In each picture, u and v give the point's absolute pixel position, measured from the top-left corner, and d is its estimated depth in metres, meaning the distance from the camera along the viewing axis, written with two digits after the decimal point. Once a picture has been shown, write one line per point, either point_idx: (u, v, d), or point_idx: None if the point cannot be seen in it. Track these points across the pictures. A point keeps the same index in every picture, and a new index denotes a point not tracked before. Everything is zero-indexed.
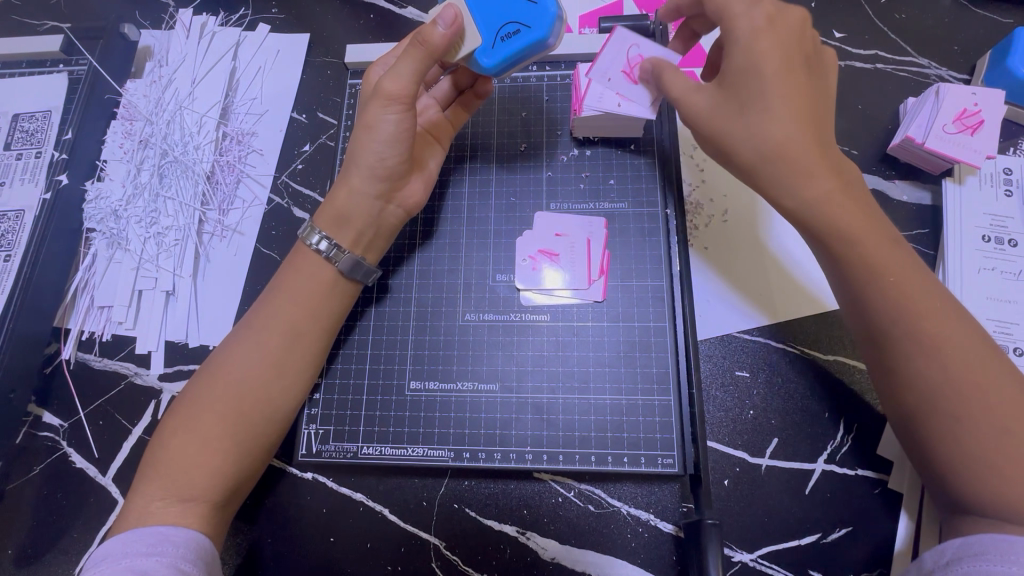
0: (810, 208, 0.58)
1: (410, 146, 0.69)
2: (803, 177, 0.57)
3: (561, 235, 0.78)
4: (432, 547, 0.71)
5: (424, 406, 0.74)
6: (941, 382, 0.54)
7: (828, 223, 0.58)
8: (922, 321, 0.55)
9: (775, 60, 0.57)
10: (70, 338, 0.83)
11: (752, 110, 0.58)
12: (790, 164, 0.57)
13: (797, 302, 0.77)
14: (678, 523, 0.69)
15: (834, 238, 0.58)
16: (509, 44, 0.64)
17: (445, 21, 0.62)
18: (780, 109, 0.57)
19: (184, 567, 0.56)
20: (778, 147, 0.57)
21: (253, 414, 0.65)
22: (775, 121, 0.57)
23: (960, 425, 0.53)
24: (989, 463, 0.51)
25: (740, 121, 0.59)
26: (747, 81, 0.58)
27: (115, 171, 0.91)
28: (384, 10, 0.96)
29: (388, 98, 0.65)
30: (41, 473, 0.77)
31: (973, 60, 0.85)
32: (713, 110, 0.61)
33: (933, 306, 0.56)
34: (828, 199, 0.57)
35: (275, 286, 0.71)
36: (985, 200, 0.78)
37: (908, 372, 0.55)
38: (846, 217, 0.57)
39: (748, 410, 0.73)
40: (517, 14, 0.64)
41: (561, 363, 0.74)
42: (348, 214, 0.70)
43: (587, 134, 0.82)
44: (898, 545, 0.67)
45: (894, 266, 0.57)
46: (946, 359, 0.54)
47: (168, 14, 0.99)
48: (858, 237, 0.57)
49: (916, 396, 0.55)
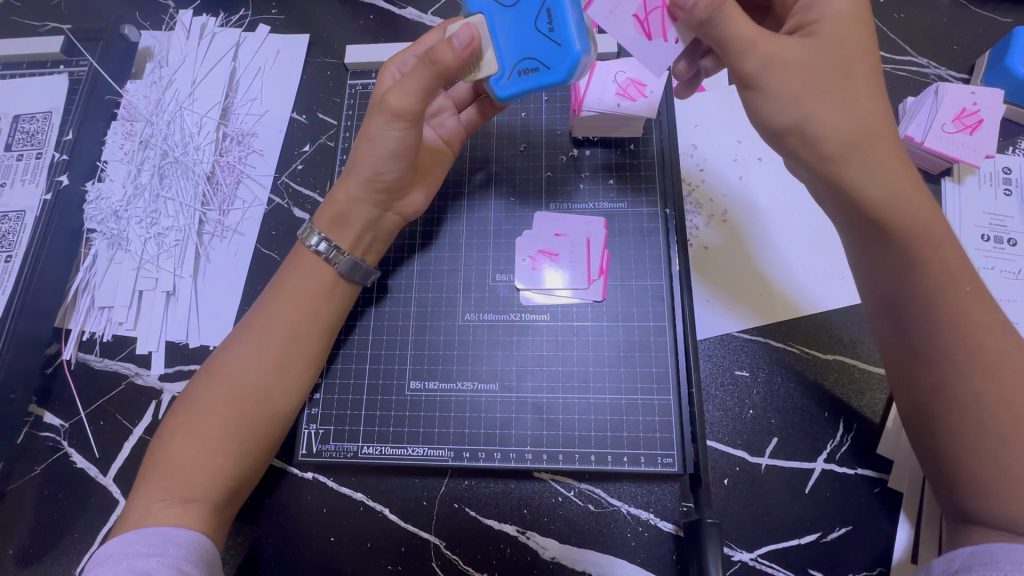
0: (894, 200, 0.54)
1: (412, 158, 0.69)
2: (886, 164, 0.54)
3: (560, 235, 0.78)
4: (433, 547, 0.71)
5: (424, 406, 0.74)
6: (992, 401, 0.52)
7: (907, 217, 0.54)
8: (978, 338, 0.53)
9: (862, 37, 0.55)
10: (71, 338, 0.83)
11: (850, 80, 0.55)
12: (875, 148, 0.54)
13: (793, 303, 0.77)
14: (677, 522, 0.69)
15: (902, 240, 0.55)
16: (525, 79, 0.63)
17: (460, 40, 0.60)
18: (867, 86, 0.55)
19: (184, 567, 0.56)
20: (870, 128, 0.54)
21: (253, 420, 0.65)
22: (863, 101, 0.54)
23: (985, 434, 0.52)
24: (1000, 469, 0.51)
25: (830, 91, 0.54)
26: (840, 50, 0.55)
27: (116, 171, 0.91)
28: (383, 11, 0.96)
29: (394, 114, 0.64)
30: (41, 473, 0.77)
31: (972, 60, 0.85)
32: (799, 74, 0.55)
33: (989, 323, 0.54)
34: (903, 190, 0.54)
35: (287, 295, 0.70)
36: (985, 199, 0.78)
37: (957, 390, 0.54)
38: (924, 214, 0.54)
39: (748, 410, 0.73)
40: (536, 50, 0.61)
41: (560, 363, 0.74)
42: (348, 216, 0.71)
43: (586, 134, 0.82)
44: (897, 550, 0.67)
45: (967, 275, 0.55)
46: (999, 378, 0.52)
47: (168, 15, 0.99)
48: (937, 236, 0.55)
49: (963, 414, 0.53)
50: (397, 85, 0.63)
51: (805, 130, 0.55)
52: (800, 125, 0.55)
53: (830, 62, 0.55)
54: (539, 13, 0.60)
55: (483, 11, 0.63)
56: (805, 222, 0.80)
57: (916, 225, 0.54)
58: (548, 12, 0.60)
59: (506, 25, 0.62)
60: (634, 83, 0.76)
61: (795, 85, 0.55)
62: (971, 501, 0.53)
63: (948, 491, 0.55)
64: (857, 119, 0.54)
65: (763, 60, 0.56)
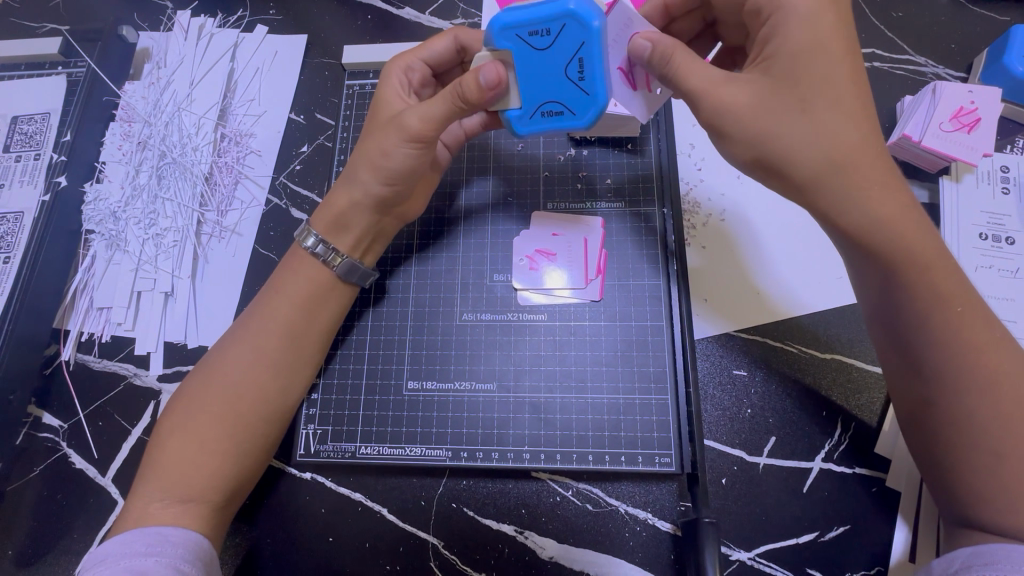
0: (877, 225, 0.53)
1: (417, 176, 0.70)
2: (866, 189, 0.53)
3: (557, 235, 0.78)
4: (431, 547, 0.71)
5: (422, 406, 0.74)
6: (992, 421, 0.52)
7: (895, 241, 0.53)
8: (978, 354, 0.53)
9: (825, 57, 0.54)
10: (69, 339, 0.83)
11: (808, 112, 0.54)
12: (851, 173, 0.53)
13: (793, 300, 0.77)
14: (675, 522, 0.69)
15: (897, 264, 0.54)
16: (549, 120, 0.63)
17: (487, 78, 0.58)
18: (835, 108, 0.54)
19: (183, 567, 0.56)
20: (842, 155, 0.53)
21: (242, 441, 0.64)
22: (834, 127, 0.53)
23: (981, 441, 0.52)
24: (998, 476, 0.52)
25: (793, 123, 0.54)
26: (802, 75, 0.54)
27: (114, 172, 0.91)
28: (381, 11, 0.96)
29: (411, 135, 0.65)
30: (40, 474, 0.77)
31: (971, 58, 0.85)
32: (760, 111, 0.55)
33: (989, 338, 0.54)
34: (886, 213, 0.53)
35: (276, 305, 0.69)
36: (983, 198, 0.78)
37: (956, 403, 0.54)
38: (912, 239, 0.53)
39: (745, 409, 0.73)
40: (563, 93, 0.60)
41: (558, 363, 0.74)
42: (349, 219, 0.71)
43: (583, 134, 0.82)
44: (895, 550, 0.66)
45: (962, 293, 0.54)
46: (999, 395, 0.52)
47: (166, 16, 0.99)
48: (926, 257, 0.54)
49: (964, 433, 0.53)
50: (417, 109, 0.64)
51: (774, 166, 0.55)
52: (766, 160, 0.55)
53: (796, 89, 0.54)
54: (570, 60, 0.58)
55: (510, 47, 0.59)
56: (803, 221, 0.80)
57: (910, 243, 0.53)
58: (579, 60, 0.58)
59: (533, 65, 0.60)
60: None
61: (757, 122, 0.55)
62: (972, 510, 0.53)
63: (947, 499, 0.55)
64: (826, 149, 0.53)
65: (717, 98, 0.56)
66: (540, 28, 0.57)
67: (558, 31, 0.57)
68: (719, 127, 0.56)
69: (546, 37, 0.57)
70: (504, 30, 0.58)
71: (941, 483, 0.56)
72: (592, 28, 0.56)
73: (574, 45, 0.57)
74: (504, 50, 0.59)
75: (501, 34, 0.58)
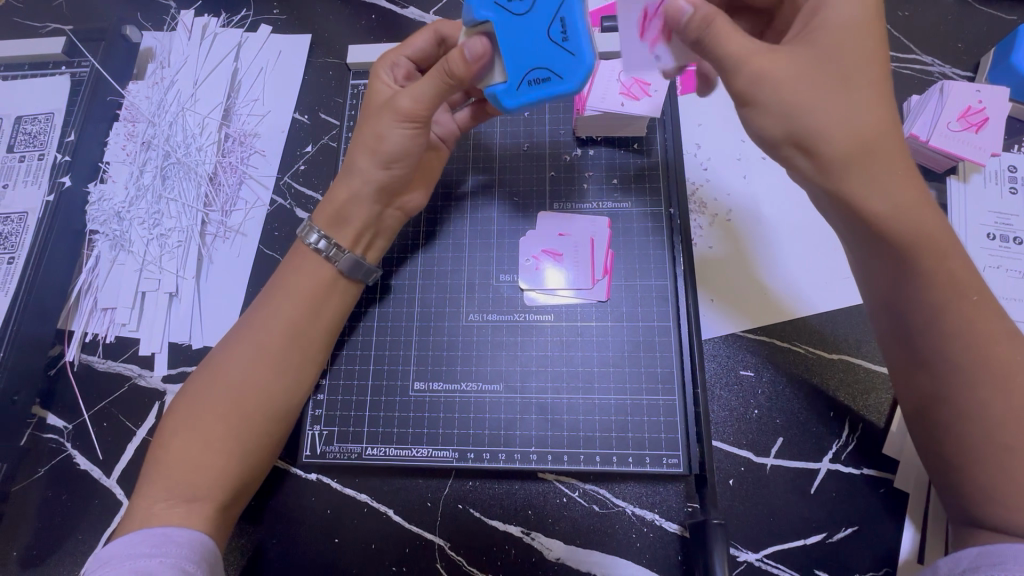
0: (897, 212, 0.53)
1: (415, 160, 0.70)
2: (890, 176, 0.53)
3: (563, 235, 0.78)
4: (437, 548, 0.71)
5: (428, 407, 0.74)
6: (1003, 415, 0.52)
7: (914, 228, 0.53)
8: (990, 345, 0.53)
9: (866, 39, 0.54)
10: (74, 340, 0.83)
11: (848, 93, 0.53)
12: (880, 158, 0.53)
13: (800, 301, 0.76)
14: (682, 523, 0.69)
15: (911, 252, 0.53)
16: (536, 90, 0.60)
17: (473, 51, 0.58)
18: (870, 93, 0.53)
19: (188, 567, 0.56)
20: (873, 139, 0.53)
21: (248, 437, 0.64)
22: (867, 111, 0.53)
23: (988, 438, 0.52)
24: (1005, 473, 0.52)
25: (830, 101, 0.53)
26: (838, 60, 0.54)
27: (117, 172, 0.91)
28: (386, 11, 0.96)
29: (405, 115, 0.65)
30: (45, 475, 0.77)
31: (977, 58, 0.85)
32: (799, 85, 0.53)
33: (1000, 331, 0.54)
34: (909, 206, 0.53)
35: (281, 301, 0.69)
36: (990, 198, 0.78)
37: (962, 401, 0.54)
38: (929, 221, 0.53)
39: (752, 410, 0.73)
40: (550, 58, 0.59)
41: (564, 363, 0.74)
42: (349, 214, 0.71)
43: (590, 134, 0.82)
44: (903, 550, 0.66)
45: (975, 284, 0.55)
46: (1010, 390, 0.52)
47: (170, 16, 0.99)
48: (939, 251, 0.53)
49: (973, 430, 0.53)
50: (408, 90, 0.65)
51: (806, 144, 0.54)
52: (798, 136, 0.54)
53: (831, 75, 0.53)
54: (553, 19, 0.59)
55: (491, 18, 0.58)
56: (810, 221, 0.80)
57: (925, 236, 0.53)
58: (562, 21, 0.59)
59: (515, 33, 0.59)
60: (638, 82, 0.77)
61: (795, 98, 0.53)
62: (978, 509, 0.53)
63: (954, 498, 0.55)
64: (859, 131, 0.52)
65: (756, 69, 0.54)
66: None
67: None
68: (750, 99, 0.55)
69: (524, 1, 0.58)
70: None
71: (948, 482, 0.56)
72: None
73: (554, 6, 0.58)
74: (484, 20, 0.58)
75: (479, 3, 0.58)
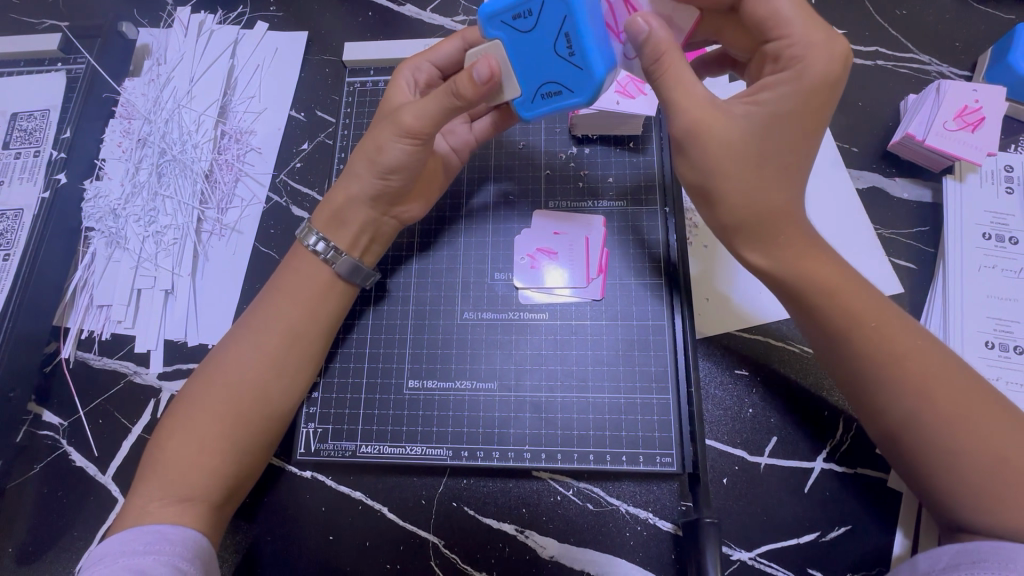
0: (779, 266, 0.58)
1: (415, 171, 0.70)
2: (778, 240, 0.57)
3: (559, 234, 0.78)
4: (431, 546, 0.71)
5: (422, 405, 0.74)
6: (930, 420, 0.53)
7: (796, 277, 0.57)
8: (900, 362, 0.55)
9: (799, 129, 0.56)
10: (70, 337, 0.83)
11: (761, 168, 0.56)
12: (775, 232, 0.57)
13: (783, 306, 0.76)
14: (676, 522, 0.69)
15: (804, 295, 0.58)
16: (551, 102, 0.62)
17: (480, 74, 0.58)
18: (780, 174, 0.56)
19: (181, 566, 0.56)
20: (768, 213, 0.57)
21: (255, 424, 0.65)
22: (771, 187, 0.56)
23: (927, 446, 0.53)
24: (956, 476, 0.52)
25: (742, 171, 0.56)
26: (770, 144, 0.55)
27: (113, 169, 0.90)
28: (383, 8, 0.96)
29: (406, 131, 0.65)
30: (41, 472, 0.77)
31: (974, 57, 0.85)
32: (723, 151, 0.55)
33: (911, 344, 0.55)
34: (799, 256, 0.58)
35: (250, 313, 0.71)
36: (986, 197, 0.78)
37: (897, 414, 0.54)
38: (816, 268, 0.57)
39: (747, 408, 0.73)
40: (558, 72, 0.60)
41: (559, 362, 0.74)
42: (346, 217, 0.71)
43: (586, 132, 0.82)
44: (895, 548, 0.66)
45: (872, 311, 0.56)
46: (935, 397, 0.53)
47: (166, 12, 0.99)
48: (835, 287, 0.57)
49: (913, 440, 0.54)
50: (412, 106, 0.64)
51: (711, 195, 0.58)
52: (704, 191, 0.58)
53: (760, 146, 0.55)
54: (558, 36, 0.57)
55: (500, 35, 0.60)
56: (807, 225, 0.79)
57: (817, 276, 0.57)
58: (567, 35, 0.57)
59: (526, 50, 0.59)
60: (634, 82, 0.77)
61: (712, 161, 0.56)
62: (956, 514, 0.53)
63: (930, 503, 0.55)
64: (760, 200, 0.56)
65: (690, 125, 0.56)
66: (522, 10, 0.57)
67: (541, 9, 0.56)
68: (680, 147, 0.57)
69: (529, 19, 0.57)
70: (491, 18, 0.59)
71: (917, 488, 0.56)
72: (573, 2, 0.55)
73: (557, 20, 0.56)
74: (494, 39, 0.60)
75: (489, 23, 0.59)
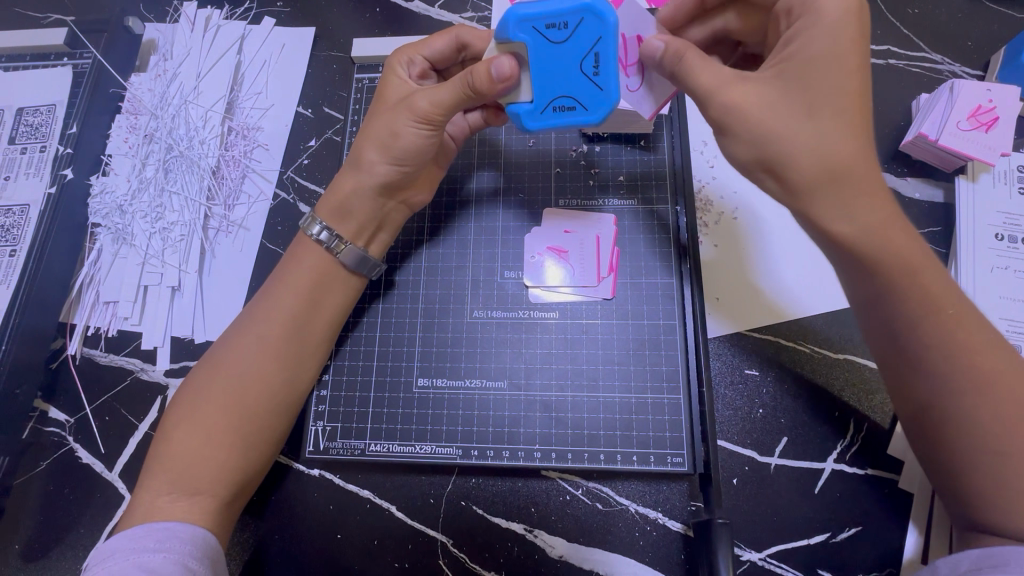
0: (862, 232, 0.53)
1: (425, 161, 0.70)
2: (849, 202, 0.53)
3: (569, 232, 0.78)
4: (440, 545, 0.71)
5: (432, 404, 0.74)
6: (988, 420, 0.52)
7: (876, 247, 0.53)
8: (970, 357, 0.54)
9: (841, 75, 0.53)
10: (76, 334, 0.83)
11: (813, 117, 0.53)
12: (848, 183, 0.53)
13: (795, 304, 0.76)
14: (686, 522, 0.69)
15: (882, 270, 0.54)
16: (558, 116, 0.60)
17: (500, 72, 0.58)
18: (839, 122, 0.53)
19: (192, 564, 0.56)
20: (840, 166, 0.53)
21: (259, 417, 0.65)
22: (835, 136, 0.53)
23: (979, 444, 0.53)
24: (997, 476, 0.52)
25: (790, 133, 0.53)
26: (815, 83, 0.54)
27: (119, 165, 0.90)
28: (390, 4, 0.95)
29: (421, 116, 0.65)
30: (47, 468, 0.77)
31: (986, 56, 0.84)
32: (763, 114, 0.54)
33: (981, 341, 0.54)
34: (879, 224, 0.53)
35: (282, 294, 0.69)
36: (999, 197, 0.77)
37: (950, 409, 0.54)
38: (899, 241, 0.54)
39: (757, 409, 0.73)
40: (574, 87, 0.58)
41: (570, 361, 0.73)
42: (352, 206, 0.71)
43: (596, 130, 0.81)
44: (907, 550, 0.66)
45: (952, 297, 0.55)
46: (992, 398, 0.53)
47: (172, 7, 0.98)
48: (915, 264, 0.54)
49: (964, 437, 0.53)
50: (426, 92, 0.65)
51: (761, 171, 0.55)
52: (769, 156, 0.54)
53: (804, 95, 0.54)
54: (587, 54, 0.57)
55: (526, 40, 0.58)
56: None
57: (901, 251, 0.53)
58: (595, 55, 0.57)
59: (548, 59, 0.58)
60: None
61: (760, 125, 0.54)
62: (981, 513, 0.53)
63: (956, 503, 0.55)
64: (828, 155, 0.52)
65: (721, 107, 0.55)
66: (556, 21, 0.57)
67: (576, 25, 0.56)
68: None
69: (562, 31, 0.57)
70: (518, 23, 0.57)
71: (948, 488, 0.56)
72: (609, 23, 0.56)
73: (590, 40, 0.57)
74: (518, 42, 0.58)
75: (516, 26, 0.57)
